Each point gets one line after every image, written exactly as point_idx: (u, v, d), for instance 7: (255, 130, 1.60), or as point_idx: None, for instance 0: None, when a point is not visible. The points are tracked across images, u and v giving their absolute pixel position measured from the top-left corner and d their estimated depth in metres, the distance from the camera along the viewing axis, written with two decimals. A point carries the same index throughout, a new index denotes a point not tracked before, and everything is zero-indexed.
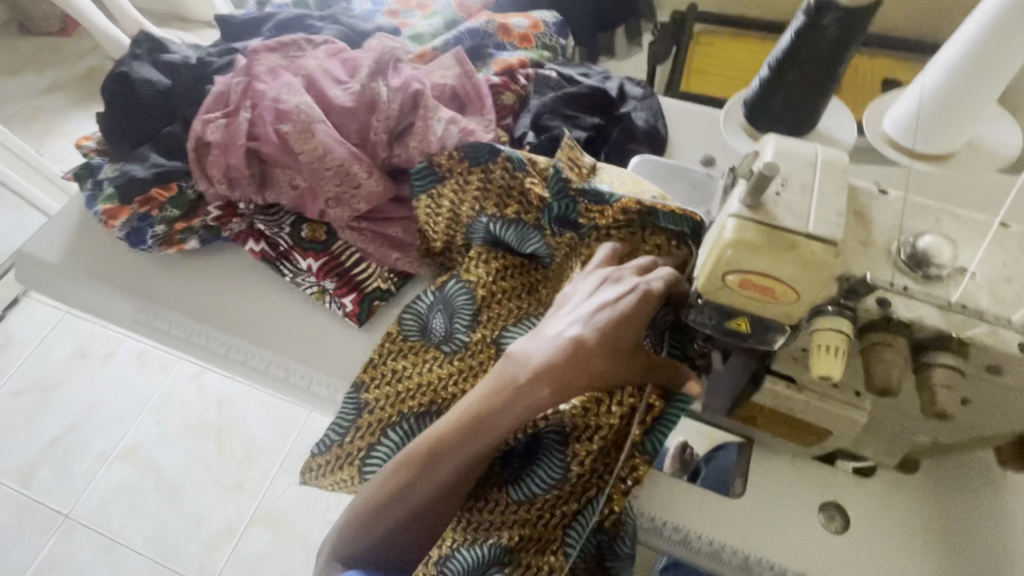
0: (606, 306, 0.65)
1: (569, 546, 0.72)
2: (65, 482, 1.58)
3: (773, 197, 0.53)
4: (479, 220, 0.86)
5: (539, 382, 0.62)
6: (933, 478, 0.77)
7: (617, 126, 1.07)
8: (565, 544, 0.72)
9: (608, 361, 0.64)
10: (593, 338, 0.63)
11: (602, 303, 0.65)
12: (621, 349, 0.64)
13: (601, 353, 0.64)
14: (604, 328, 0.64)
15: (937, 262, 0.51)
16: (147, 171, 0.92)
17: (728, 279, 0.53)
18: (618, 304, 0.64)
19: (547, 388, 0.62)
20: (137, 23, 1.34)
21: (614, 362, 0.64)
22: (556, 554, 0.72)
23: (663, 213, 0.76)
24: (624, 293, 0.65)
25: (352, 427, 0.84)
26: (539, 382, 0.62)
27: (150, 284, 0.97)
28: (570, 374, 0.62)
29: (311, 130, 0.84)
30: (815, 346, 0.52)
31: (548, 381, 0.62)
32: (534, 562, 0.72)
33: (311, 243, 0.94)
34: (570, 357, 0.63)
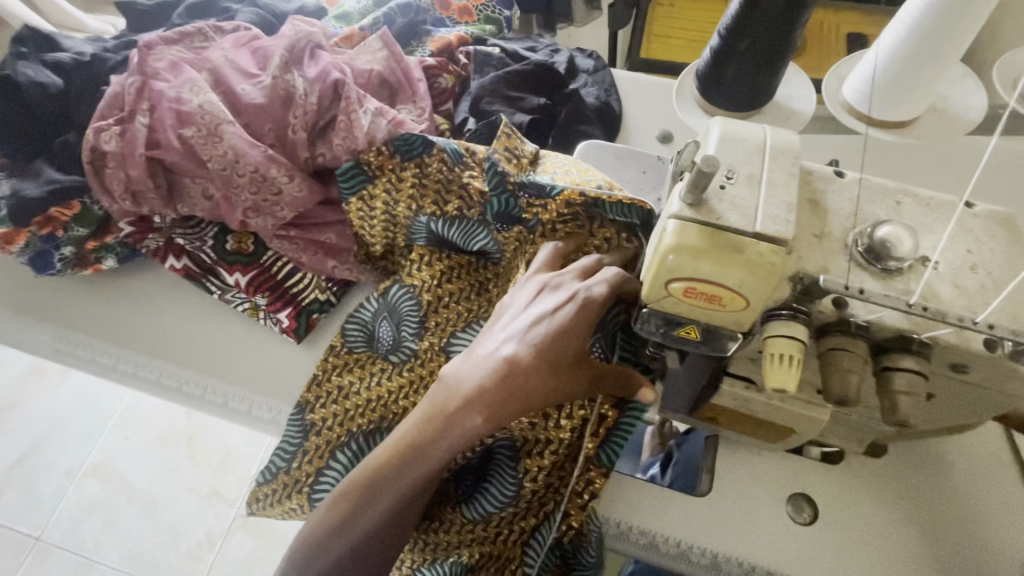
0: (540, 319, 0.61)
1: (529, 565, 0.68)
2: (30, 506, 1.49)
3: (716, 191, 0.47)
4: (418, 220, 0.79)
5: (473, 406, 0.58)
6: (901, 463, 0.75)
7: (565, 105, 1.00)
8: (525, 563, 0.68)
9: (548, 376, 0.60)
10: (529, 355, 0.60)
11: (539, 315, 0.62)
12: (562, 363, 0.60)
13: (540, 370, 0.59)
14: (541, 343, 0.60)
15: (898, 255, 0.46)
16: (42, 188, 0.82)
17: (672, 287, 0.48)
18: (556, 316, 0.61)
19: (480, 414, 0.58)
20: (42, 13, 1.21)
21: (555, 376, 0.60)
22: (515, 574, 0.69)
23: (610, 204, 0.70)
24: (562, 304, 0.62)
25: (299, 452, 0.76)
26: (473, 407, 0.58)
27: (65, 308, 0.87)
28: (505, 395, 0.59)
29: (218, 132, 0.77)
30: (769, 354, 0.47)
31: (482, 405, 0.58)
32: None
33: (236, 255, 0.86)
34: (504, 378, 0.59)
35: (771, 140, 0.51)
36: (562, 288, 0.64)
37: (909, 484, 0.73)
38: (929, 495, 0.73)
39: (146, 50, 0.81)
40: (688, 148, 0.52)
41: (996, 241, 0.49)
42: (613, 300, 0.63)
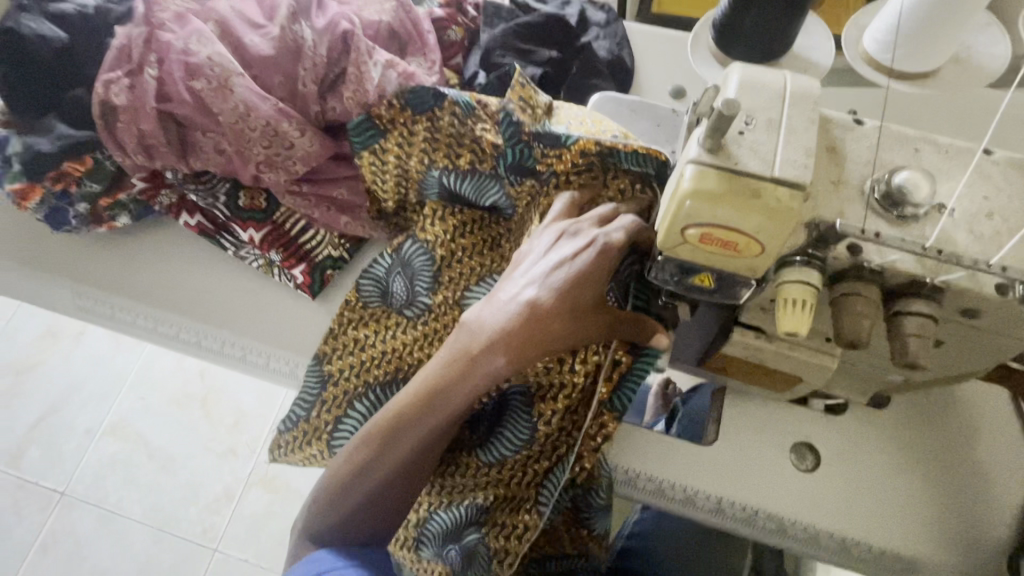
0: (558, 265, 0.63)
1: (542, 505, 0.70)
2: (56, 461, 1.55)
3: (736, 136, 0.47)
4: (430, 173, 0.78)
5: (494, 349, 0.60)
6: (903, 417, 0.77)
7: (577, 59, 0.98)
8: (539, 503, 0.71)
9: (566, 320, 0.62)
10: (549, 300, 0.61)
11: (558, 262, 0.63)
12: (580, 309, 0.62)
13: (558, 314, 0.61)
14: (560, 287, 0.62)
15: (914, 200, 0.47)
16: (52, 144, 0.82)
17: (688, 233, 0.48)
18: (574, 261, 0.62)
19: (502, 356, 0.60)
20: None
21: (573, 322, 0.62)
22: (531, 513, 0.71)
23: (626, 154, 0.70)
24: (580, 250, 0.63)
25: (317, 402, 0.78)
26: (494, 350, 0.60)
27: (82, 264, 0.88)
28: (525, 339, 0.60)
29: (228, 85, 0.76)
30: (781, 300, 0.48)
31: (503, 348, 0.60)
32: (511, 522, 0.71)
33: (250, 212, 0.86)
34: (525, 322, 0.61)
35: (792, 85, 0.50)
36: (580, 235, 0.65)
37: (914, 447, 0.75)
38: (935, 460, 0.74)
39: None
40: (707, 94, 0.51)
41: (1014, 188, 0.49)
42: (628, 247, 0.64)
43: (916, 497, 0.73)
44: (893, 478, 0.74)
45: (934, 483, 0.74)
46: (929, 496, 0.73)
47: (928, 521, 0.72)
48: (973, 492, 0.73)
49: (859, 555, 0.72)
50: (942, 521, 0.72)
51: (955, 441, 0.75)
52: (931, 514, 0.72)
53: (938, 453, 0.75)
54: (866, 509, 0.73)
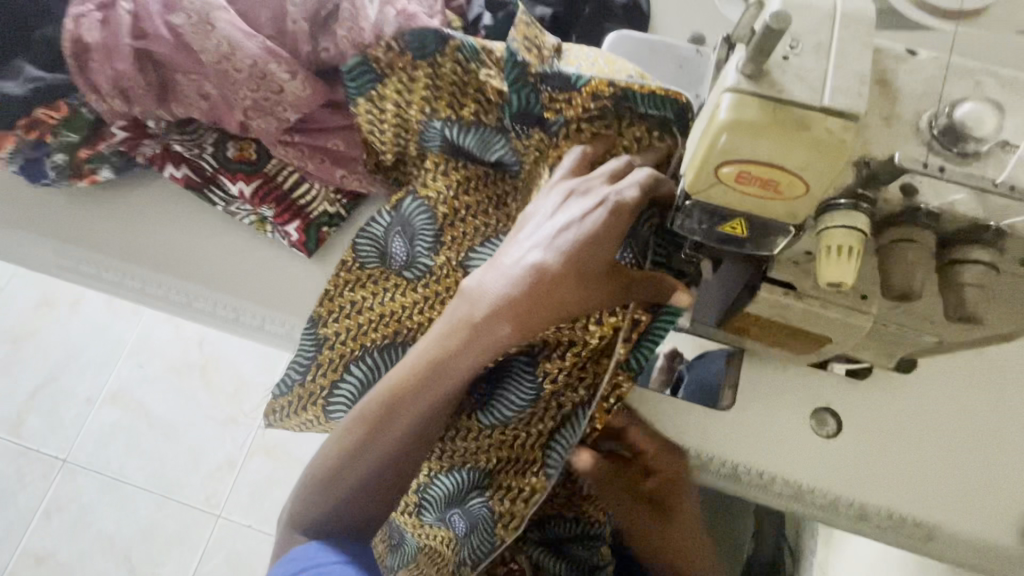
0: (561, 228, 0.58)
1: (550, 467, 0.65)
2: (55, 429, 1.53)
3: (779, 61, 0.42)
4: (432, 123, 0.73)
5: (498, 319, 0.57)
6: (931, 378, 0.73)
7: (590, 0, 0.89)
8: (546, 465, 0.66)
9: (577, 285, 0.57)
10: (557, 265, 0.57)
11: (566, 223, 0.58)
12: (593, 273, 0.57)
13: (568, 279, 0.57)
14: (569, 252, 0.57)
15: (978, 135, 0.42)
16: (23, 88, 0.76)
17: (722, 173, 0.43)
18: (582, 222, 0.58)
19: (507, 325, 0.57)
20: None
21: (587, 287, 0.57)
22: (537, 475, 0.66)
23: (642, 96, 0.64)
24: (590, 209, 0.58)
25: (313, 364, 0.74)
26: (498, 319, 0.57)
27: (64, 220, 0.83)
28: (530, 307, 0.56)
29: (210, 20, 0.70)
30: (824, 249, 0.44)
31: (508, 316, 0.57)
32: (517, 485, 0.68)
33: (239, 163, 0.80)
34: (530, 289, 0.56)
35: (843, 5, 0.44)
36: (591, 193, 0.59)
37: (938, 412, 0.71)
38: (961, 426, 0.71)
39: None
40: (746, 15, 0.45)
41: None
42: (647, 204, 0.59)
43: (944, 469, 0.69)
44: (919, 449, 0.70)
45: (962, 443, 0.70)
46: (957, 458, 0.70)
47: (957, 492, 0.69)
48: (1001, 449, 0.70)
49: (882, 524, 0.69)
50: (970, 490, 0.69)
51: (979, 404, 0.71)
52: (960, 486, 0.69)
53: (963, 418, 0.71)
54: (890, 478, 0.70)
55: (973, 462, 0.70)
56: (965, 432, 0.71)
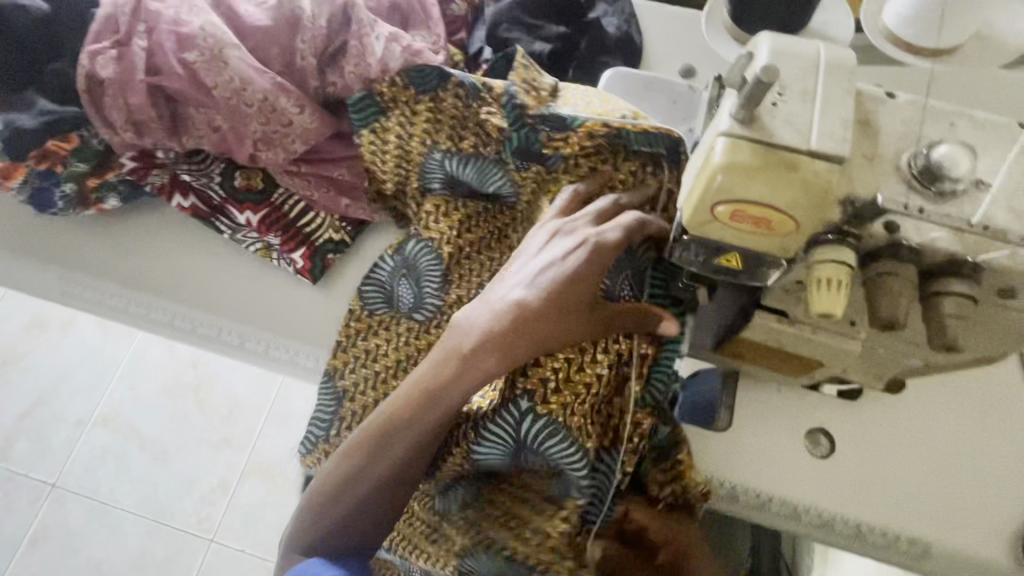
0: (546, 263, 0.61)
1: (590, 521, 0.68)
2: (45, 452, 1.51)
3: (769, 108, 0.45)
4: (432, 155, 0.76)
5: (486, 351, 0.59)
6: (919, 398, 0.75)
7: (585, 36, 0.94)
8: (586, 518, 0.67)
9: (562, 318, 0.59)
10: (539, 301, 0.59)
11: (551, 261, 0.61)
12: (574, 305, 0.59)
13: (554, 314, 0.59)
14: (552, 289, 0.59)
15: (953, 173, 0.44)
16: (36, 120, 0.77)
17: (717, 211, 0.46)
18: (566, 258, 0.60)
19: (495, 357, 0.59)
20: None
21: (571, 319, 0.59)
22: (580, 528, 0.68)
23: (634, 134, 0.67)
24: (574, 245, 0.61)
25: (334, 420, 0.77)
26: (486, 352, 0.59)
27: (69, 247, 0.85)
28: (516, 341, 0.59)
29: (222, 56, 0.72)
30: (815, 280, 0.47)
31: (496, 349, 0.59)
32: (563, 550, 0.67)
33: (246, 193, 0.82)
34: (515, 323, 0.59)
35: (827, 53, 0.47)
36: (576, 233, 0.62)
37: (925, 429, 0.74)
38: (949, 443, 0.73)
39: None
40: (738, 63, 0.48)
41: None
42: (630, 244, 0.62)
43: (935, 486, 0.72)
44: (910, 467, 0.73)
45: (952, 461, 0.73)
46: (948, 476, 0.72)
47: (948, 508, 0.71)
48: (990, 466, 0.72)
49: (877, 542, 0.71)
50: (961, 506, 0.71)
51: (963, 420, 0.74)
52: (951, 502, 0.71)
53: (950, 435, 0.74)
54: (885, 497, 0.72)
55: (963, 477, 0.72)
56: (953, 448, 0.73)
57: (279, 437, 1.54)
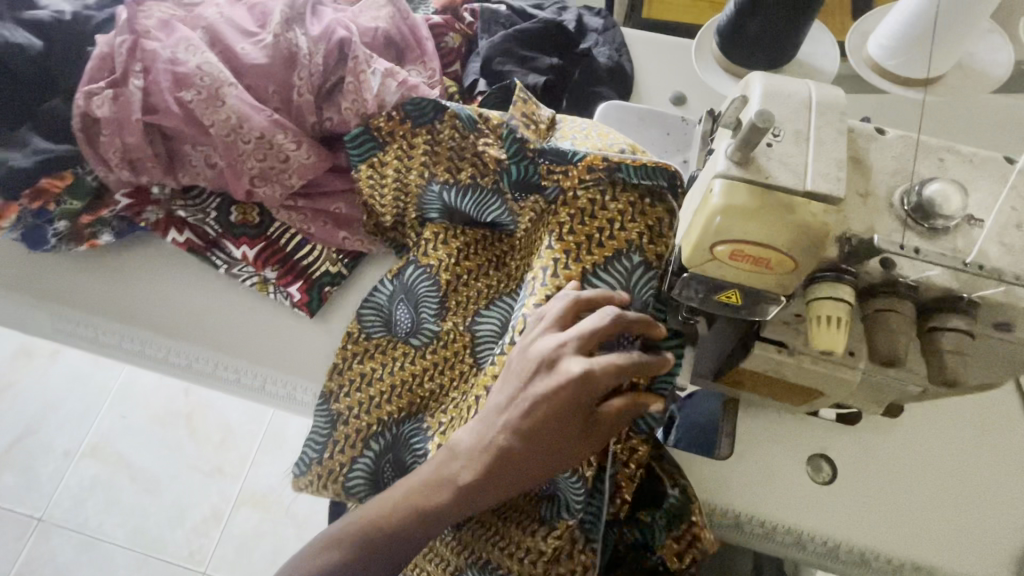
0: (520, 396, 0.58)
1: (592, 541, 0.69)
2: (32, 485, 1.48)
3: (764, 149, 0.45)
4: (430, 188, 0.75)
5: (478, 484, 0.57)
6: (916, 422, 0.76)
7: (579, 66, 0.96)
8: (589, 539, 0.69)
9: (542, 455, 0.57)
10: (525, 441, 0.56)
11: (539, 393, 0.56)
12: (566, 432, 0.56)
13: (543, 448, 0.57)
14: (526, 425, 0.56)
15: (945, 213, 0.45)
16: (30, 159, 0.76)
17: (717, 251, 0.46)
18: (542, 396, 0.56)
19: (484, 486, 0.57)
20: None
21: (550, 452, 0.57)
22: (585, 551, 0.68)
23: (634, 169, 0.67)
24: (551, 384, 0.56)
25: (330, 441, 0.76)
26: (477, 486, 0.57)
27: (58, 282, 0.83)
28: (507, 473, 0.57)
29: (219, 95, 0.72)
30: (815, 317, 0.47)
31: (485, 474, 0.57)
32: (565, 567, 0.69)
33: (242, 227, 0.82)
34: (504, 457, 0.57)
35: (818, 94, 0.48)
36: (556, 366, 0.57)
37: (927, 453, 0.74)
38: (951, 466, 0.74)
39: (134, 6, 0.76)
40: (732, 105, 0.49)
41: None
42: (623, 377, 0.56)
43: (939, 512, 0.72)
44: (913, 492, 0.73)
45: (953, 486, 0.73)
46: (949, 500, 0.72)
47: (954, 533, 0.71)
48: (990, 490, 0.72)
49: (882, 569, 0.70)
50: (966, 531, 0.71)
51: (964, 443, 0.75)
52: (956, 526, 0.71)
53: (952, 459, 0.74)
54: (890, 524, 0.71)
55: (966, 501, 0.72)
56: (954, 471, 0.73)
57: (274, 464, 1.51)
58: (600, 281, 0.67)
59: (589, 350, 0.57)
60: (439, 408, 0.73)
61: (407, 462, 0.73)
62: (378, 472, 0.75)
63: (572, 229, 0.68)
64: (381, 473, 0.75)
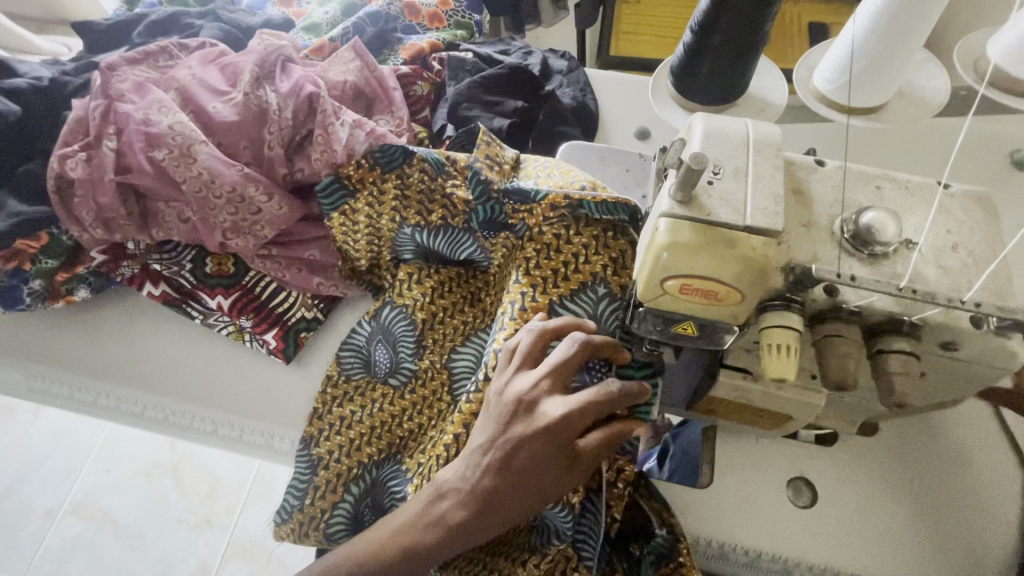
0: (500, 441, 0.57)
1: (588, 560, 0.68)
2: (11, 549, 1.43)
3: (705, 187, 0.48)
4: (403, 232, 0.77)
5: (459, 535, 0.57)
6: (895, 438, 0.76)
7: (543, 107, 1.00)
8: (584, 558, 0.68)
9: (528, 492, 0.56)
10: (505, 485, 0.56)
11: (517, 439, 0.56)
12: (548, 475, 0.56)
13: (523, 491, 0.56)
14: (508, 468, 0.56)
15: (883, 239, 0.47)
16: (5, 222, 0.77)
17: (667, 285, 0.48)
18: (524, 440, 0.56)
19: (466, 535, 0.57)
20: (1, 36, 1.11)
21: (536, 490, 0.56)
22: (579, 570, 0.67)
23: (595, 204, 0.69)
24: (531, 429, 0.56)
25: (310, 487, 0.74)
26: (459, 536, 0.57)
27: (35, 343, 0.84)
28: (487, 521, 0.57)
29: (191, 153, 0.75)
30: (766, 345, 0.49)
31: (467, 524, 0.57)
32: None
33: (217, 278, 0.83)
34: (482, 507, 0.56)
35: (753, 132, 0.51)
36: (535, 411, 0.57)
37: (903, 473, 0.74)
38: (928, 486, 0.73)
39: (109, 71, 0.79)
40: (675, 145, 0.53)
41: (973, 220, 0.50)
42: (599, 415, 0.56)
43: (924, 531, 0.71)
44: (894, 512, 0.72)
45: (940, 503, 0.72)
46: (936, 517, 0.72)
47: (929, 554, 0.70)
48: (981, 505, 0.71)
49: None
50: (946, 551, 0.70)
51: (943, 462, 0.74)
52: (932, 547, 0.70)
53: (930, 479, 0.73)
54: (877, 547, 0.70)
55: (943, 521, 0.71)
56: (931, 491, 0.73)
57: (264, 512, 1.48)
58: (566, 311, 0.69)
59: (563, 383, 0.59)
60: (417, 449, 0.73)
61: (385, 505, 0.73)
62: (358, 516, 0.74)
63: (538, 263, 0.70)
64: (361, 516, 0.74)
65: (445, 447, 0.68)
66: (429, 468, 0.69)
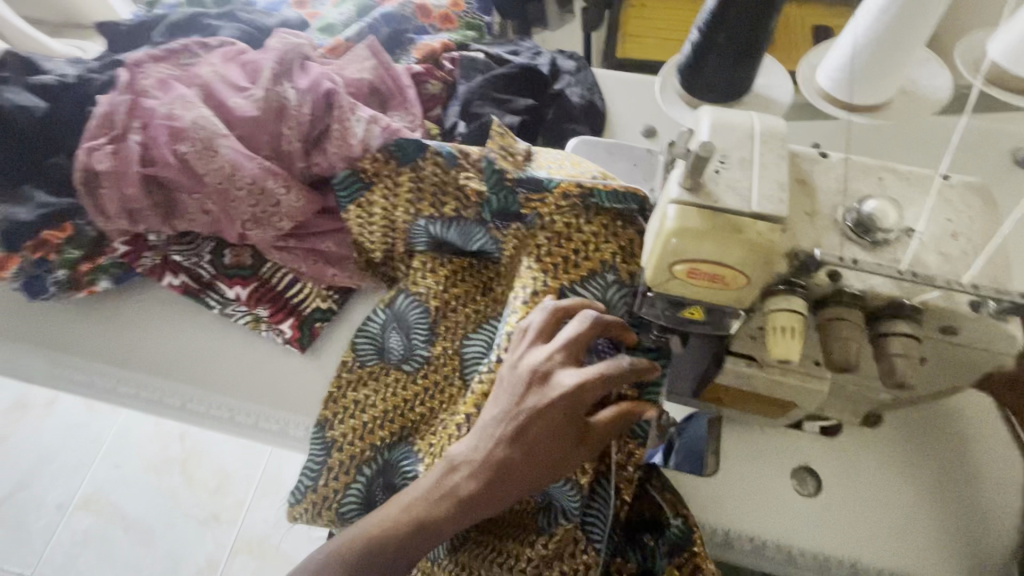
0: (514, 413, 0.60)
1: (597, 542, 0.69)
2: (23, 541, 1.46)
3: (713, 175, 0.50)
4: (417, 223, 0.79)
5: (474, 503, 0.58)
6: (899, 430, 0.77)
7: (552, 106, 1.03)
8: (593, 540, 0.69)
9: (541, 463, 0.58)
10: (519, 454, 0.58)
11: (530, 409, 0.59)
12: (559, 447, 0.58)
13: (535, 461, 0.58)
14: (522, 439, 0.58)
15: (884, 226, 0.49)
16: (32, 214, 0.80)
17: (676, 269, 0.50)
18: (538, 411, 0.58)
19: (479, 502, 0.58)
20: (24, 34, 1.14)
21: (548, 462, 0.58)
22: (589, 551, 0.69)
23: (606, 194, 0.71)
24: (545, 399, 0.59)
25: (324, 469, 0.76)
26: (474, 504, 0.58)
27: (55, 331, 0.86)
28: (501, 491, 0.58)
29: (214, 146, 0.78)
30: (771, 328, 0.51)
31: (481, 494, 0.58)
32: (568, 566, 0.68)
33: (236, 269, 0.86)
34: (496, 476, 0.58)
35: (759, 124, 0.53)
36: (549, 382, 0.60)
37: (907, 463, 0.75)
38: (933, 478, 0.74)
39: (134, 69, 0.83)
40: (683, 137, 0.55)
41: (972, 209, 0.52)
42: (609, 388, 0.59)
43: (929, 520, 0.72)
44: (897, 503, 0.73)
45: (944, 494, 0.73)
46: (940, 509, 0.72)
47: (932, 543, 0.71)
48: (986, 496, 0.72)
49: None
50: (951, 541, 0.71)
51: (948, 456, 0.74)
52: (936, 539, 0.71)
53: (935, 471, 0.74)
54: (883, 536, 0.71)
55: (947, 512, 0.72)
56: (936, 484, 0.73)
57: (271, 507, 1.50)
58: (576, 296, 0.71)
59: (575, 357, 0.61)
60: (428, 432, 0.75)
61: (397, 484, 0.75)
62: (370, 498, 0.76)
63: (549, 251, 0.72)
64: (372, 496, 0.76)
65: (457, 427, 0.70)
66: (440, 447, 0.71)
